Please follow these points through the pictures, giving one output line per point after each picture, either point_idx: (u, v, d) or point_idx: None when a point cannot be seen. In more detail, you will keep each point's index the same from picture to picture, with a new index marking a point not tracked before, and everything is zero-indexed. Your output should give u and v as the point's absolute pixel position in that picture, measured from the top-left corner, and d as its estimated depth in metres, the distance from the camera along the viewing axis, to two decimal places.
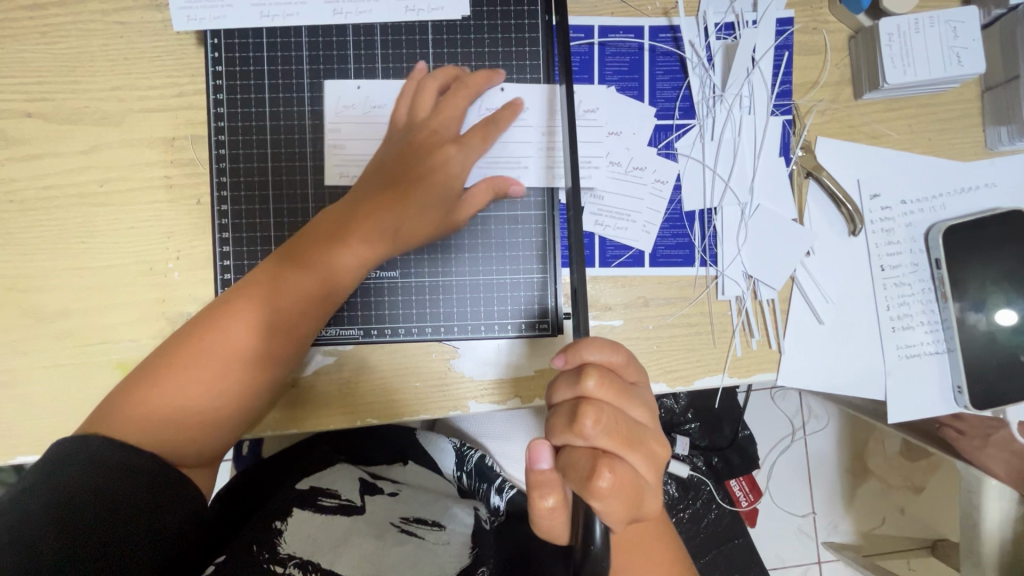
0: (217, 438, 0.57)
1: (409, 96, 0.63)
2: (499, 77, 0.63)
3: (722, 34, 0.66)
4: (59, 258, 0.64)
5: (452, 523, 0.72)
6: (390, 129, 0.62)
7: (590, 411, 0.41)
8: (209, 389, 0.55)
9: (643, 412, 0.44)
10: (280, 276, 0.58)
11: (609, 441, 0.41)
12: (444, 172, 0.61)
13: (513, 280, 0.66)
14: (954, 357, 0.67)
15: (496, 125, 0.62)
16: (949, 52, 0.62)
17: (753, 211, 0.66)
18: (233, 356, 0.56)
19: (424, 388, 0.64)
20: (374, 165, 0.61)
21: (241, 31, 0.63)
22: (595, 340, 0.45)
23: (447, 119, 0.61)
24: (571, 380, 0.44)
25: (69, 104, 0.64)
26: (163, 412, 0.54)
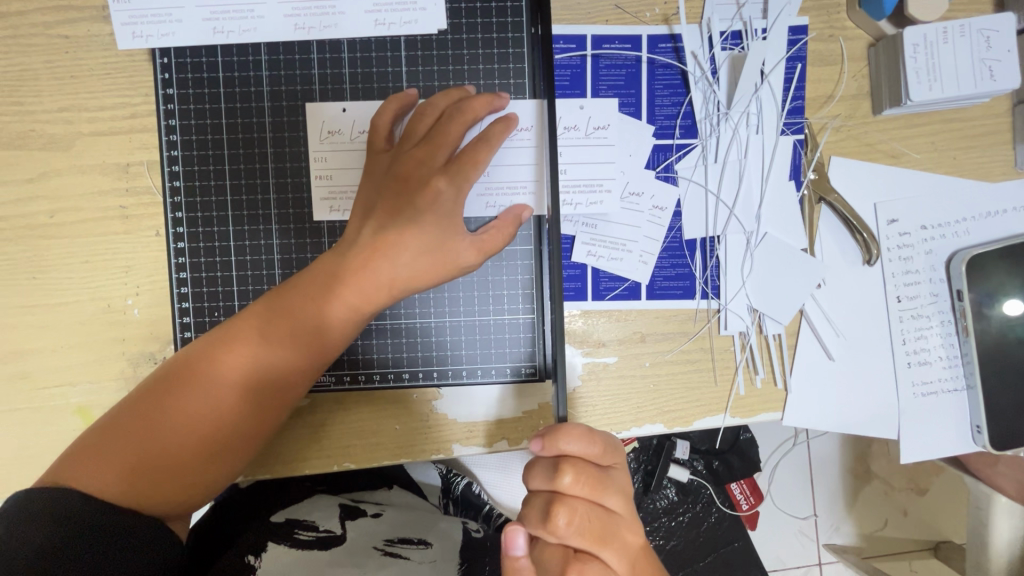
0: (193, 494, 0.52)
1: (392, 122, 0.56)
2: (501, 103, 0.55)
3: (729, 43, 0.60)
4: (12, 296, 0.59)
5: (439, 539, 0.70)
6: (373, 159, 0.56)
7: (562, 510, 0.41)
8: (186, 441, 0.51)
9: (620, 502, 0.43)
10: (263, 322, 0.53)
11: (581, 539, 0.41)
12: (436, 207, 0.53)
13: (497, 320, 0.61)
14: (974, 394, 0.62)
15: (489, 145, 0.54)
16: (980, 65, 0.56)
17: (760, 240, 0.60)
18: (213, 411, 0.52)
19: (405, 431, 0.60)
20: (362, 202, 0.56)
21: (194, 48, 0.58)
22: (574, 429, 0.43)
23: (438, 146, 0.54)
24: (547, 471, 0.43)
25: (14, 127, 0.58)
26: (132, 466, 0.50)
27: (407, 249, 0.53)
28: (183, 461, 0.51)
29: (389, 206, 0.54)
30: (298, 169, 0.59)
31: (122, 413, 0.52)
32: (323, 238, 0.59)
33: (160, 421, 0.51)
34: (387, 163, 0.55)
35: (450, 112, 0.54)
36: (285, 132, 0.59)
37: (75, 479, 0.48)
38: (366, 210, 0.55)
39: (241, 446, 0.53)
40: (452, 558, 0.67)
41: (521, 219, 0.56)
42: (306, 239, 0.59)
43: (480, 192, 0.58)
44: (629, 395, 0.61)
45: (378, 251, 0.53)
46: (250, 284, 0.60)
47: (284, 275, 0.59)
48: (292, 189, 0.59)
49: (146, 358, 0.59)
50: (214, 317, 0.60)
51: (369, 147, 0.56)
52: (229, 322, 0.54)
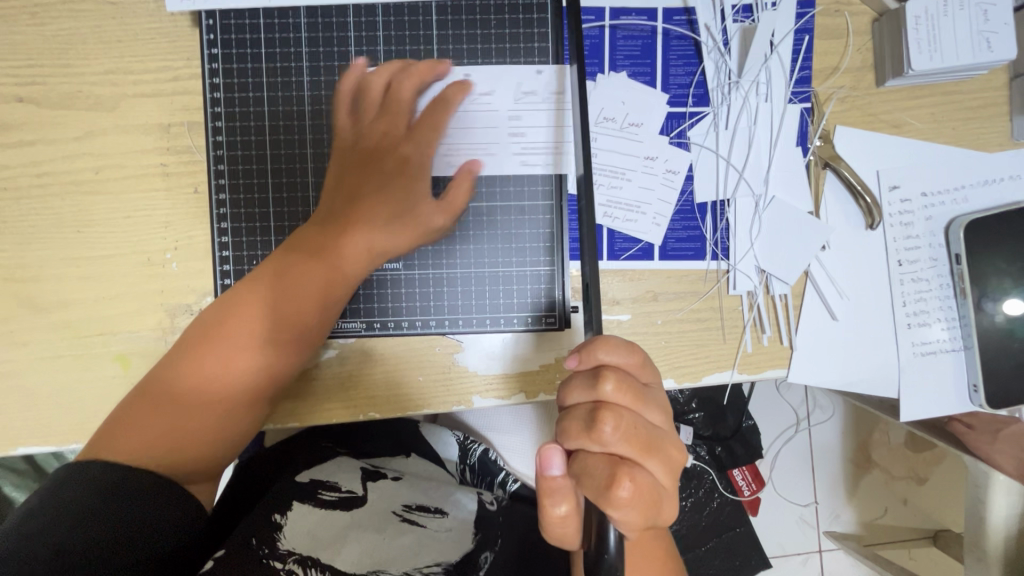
0: (229, 447, 0.57)
1: (346, 100, 0.62)
2: (446, 67, 0.62)
3: (740, 16, 0.63)
4: (56, 248, 0.62)
5: (455, 510, 0.72)
6: (339, 136, 0.62)
7: (610, 413, 0.42)
8: (216, 398, 0.56)
9: (658, 416, 0.44)
10: (274, 284, 0.58)
11: (628, 448, 0.41)
12: (406, 171, 0.62)
13: (519, 272, 0.64)
14: (971, 354, 0.65)
15: (448, 107, 0.61)
16: (979, 37, 0.59)
17: (768, 203, 0.63)
18: (242, 366, 0.56)
19: (429, 381, 0.63)
20: (335, 174, 0.62)
21: (236, 12, 0.61)
22: (611, 341, 0.45)
23: (397, 118, 0.61)
24: (588, 384, 0.44)
25: (62, 88, 0.62)
26: (173, 427, 0.54)
27: (390, 207, 0.61)
28: (210, 416, 0.55)
29: (361, 175, 0.61)
30: (334, 126, 0.62)
31: (146, 384, 0.56)
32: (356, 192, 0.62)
33: (189, 386, 0.55)
34: (352, 137, 0.62)
35: (396, 83, 0.61)
36: (323, 92, 0.62)
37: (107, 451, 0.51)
38: (343, 180, 0.61)
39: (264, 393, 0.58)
40: (468, 528, 0.69)
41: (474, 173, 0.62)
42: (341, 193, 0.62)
43: (444, 155, 0.62)
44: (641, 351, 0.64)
45: (362, 207, 0.61)
46: (286, 235, 0.63)
47: None
48: (329, 146, 0.62)
49: (183, 310, 0.63)
50: (253, 266, 0.63)
51: (331, 125, 0.62)
52: (238, 290, 0.58)
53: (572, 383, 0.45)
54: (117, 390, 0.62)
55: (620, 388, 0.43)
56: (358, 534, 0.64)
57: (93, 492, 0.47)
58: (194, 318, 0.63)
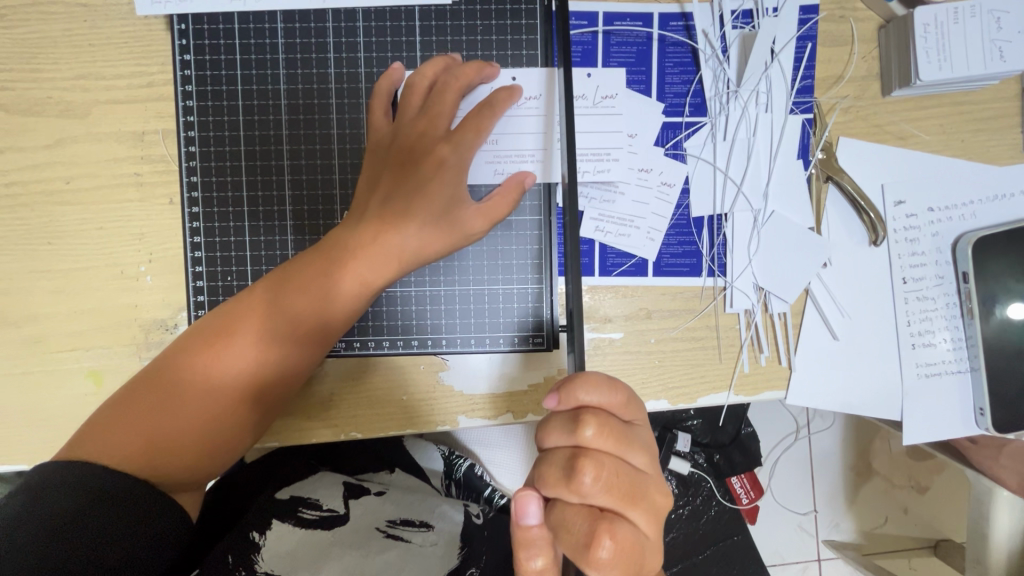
0: (206, 465, 0.54)
1: (386, 100, 0.57)
2: (492, 71, 0.57)
3: (740, 22, 0.60)
4: (26, 260, 0.60)
5: (442, 523, 0.70)
6: (375, 135, 0.57)
7: (590, 465, 0.40)
8: (200, 410, 0.52)
9: (642, 457, 0.43)
10: (276, 294, 0.54)
11: (608, 498, 0.40)
12: (441, 176, 0.54)
13: (506, 290, 0.61)
14: (978, 376, 0.63)
15: (493, 112, 0.55)
16: (991, 46, 0.56)
17: (767, 218, 0.61)
18: (233, 379, 0.53)
19: (412, 402, 0.60)
20: (368, 177, 0.56)
21: (210, 16, 0.58)
22: (591, 379, 0.43)
23: (437, 117, 0.55)
24: (567, 428, 0.42)
25: (32, 94, 0.59)
26: (149, 435, 0.51)
27: (418, 218, 0.54)
28: (195, 433, 0.52)
29: (396, 178, 0.55)
30: (313, 136, 0.59)
31: (136, 385, 0.53)
32: (335, 205, 0.60)
33: (177, 392, 0.52)
34: (390, 136, 0.56)
35: (441, 82, 0.56)
36: (300, 101, 0.59)
37: (90, 452, 0.49)
38: (374, 182, 0.56)
39: (253, 416, 0.55)
40: (454, 543, 0.67)
41: (524, 185, 0.57)
42: (319, 207, 0.60)
43: (487, 160, 0.59)
44: (633, 370, 0.61)
45: (391, 217, 0.54)
46: (261, 250, 0.60)
47: (297, 241, 0.60)
48: (307, 158, 0.60)
49: (157, 325, 0.60)
50: (227, 282, 0.60)
51: (371, 124, 0.57)
52: (241, 297, 0.56)
53: (551, 422, 0.43)
54: (89, 408, 0.60)
55: (602, 431, 0.42)
56: (341, 551, 0.62)
57: (56, 501, 0.45)
58: (169, 334, 0.60)
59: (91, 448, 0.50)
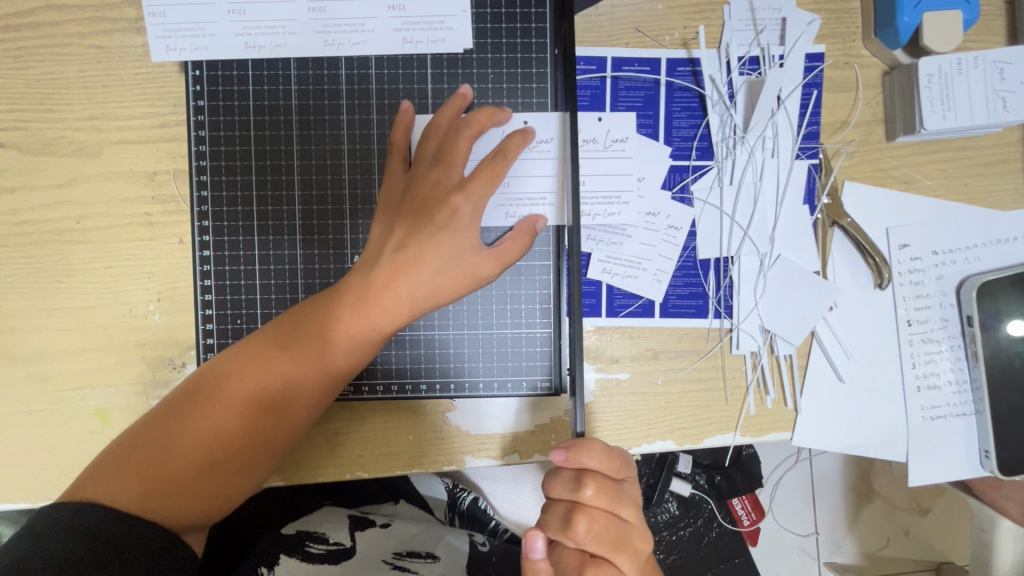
0: (214, 508, 0.54)
1: (404, 148, 0.57)
2: (505, 116, 0.57)
3: (747, 69, 0.61)
4: (35, 299, 0.60)
5: (446, 554, 0.69)
6: (389, 182, 0.57)
7: (582, 517, 0.43)
8: (209, 455, 0.52)
9: (634, 511, 0.45)
10: (289, 339, 0.54)
11: (597, 545, 0.44)
12: (453, 224, 0.54)
13: (514, 334, 0.62)
14: (983, 420, 0.63)
15: (506, 158, 0.55)
16: (994, 96, 0.57)
17: (773, 261, 0.61)
18: (243, 424, 0.53)
19: (419, 442, 0.60)
20: (381, 223, 0.56)
21: (223, 61, 0.59)
22: (596, 445, 0.44)
23: (450, 165, 0.55)
24: (569, 482, 0.44)
25: (45, 134, 0.60)
26: (158, 479, 0.51)
27: (431, 263, 0.54)
28: (203, 477, 0.52)
29: (408, 225, 0.54)
30: (324, 181, 0.60)
31: (144, 427, 0.53)
32: (346, 250, 0.60)
33: (187, 436, 0.52)
34: (405, 184, 0.56)
35: (456, 127, 0.56)
36: (311, 146, 0.60)
37: (101, 494, 0.49)
38: (387, 226, 0.56)
39: (262, 459, 0.54)
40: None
41: (535, 229, 0.57)
42: (329, 251, 0.60)
43: (499, 203, 0.59)
44: (640, 412, 0.62)
45: (402, 265, 0.54)
46: (272, 294, 0.61)
47: (307, 285, 0.60)
48: (318, 201, 0.60)
49: (166, 364, 0.60)
50: (237, 325, 0.61)
51: (387, 170, 0.57)
52: (253, 340, 0.55)
53: (555, 474, 0.46)
54: (95, 447, 0.60)
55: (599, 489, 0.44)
56: None
57: (62, 545, 0.45)
58: (177, 372, 0.60)
59: (102, 489, 0.50)
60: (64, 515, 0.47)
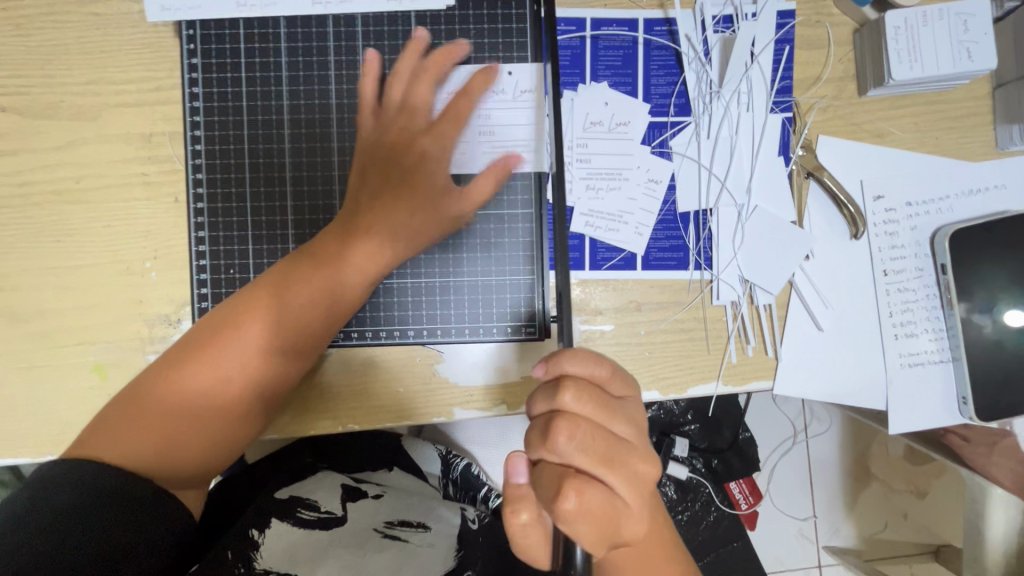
0: (219, 457, 0.56)
1: (372, 98, 0.60)
2: (461, 53, 0.61)
3: (720, 27, 0.63)
4: (34, 257, 0.62)
5: (438, 525, 0.71)
6: (360, 133, 0.61)
7: (566, 426, 0.42)
8: (207, 406, 0.54)
9: (623, 427, 0.44)
10: (274, 288, 0.56)
11: (583, 459, 0.41)
12: (423, 166, 0.60)
13: (499, 282, 0.63)
14: (960, 366, 0.64)
15: (469, 100, 0.60)
16: (959, 47, 0.59)
17: (750, 212, 0.63)
18: (239, 373, 0.55)
19: (409, 393, 0.62)
20: (357, 173, 0.60)
21: (216, 22, 0.61)
22: (577, 353, 0.45)
23: (416, 111, 0.60)
24: (551, 393, 0.44)
25: (45, 98, 0.62)
26: (158, 433, 0.53)
27: (413, 203, 0.60)
28: (198, 428, 0.54)
29: (381, 171, 0.60)
30: (314, 136, 0.62)
31: (138, 387, 0.55)
32: (335, 201, 0.62)
33: (182, 390, 0.54)
34: (374, 133, 0.60)
35: (418, 75, 0.60)
36: (301, 102, 0.62)
37: (100, 451, 0.51)
38: (360, 173, 0.60)
39: (257, 408, 0.57)
40: (452, 546, 0.68)
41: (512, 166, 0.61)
42: (319, 202, 0.62)
43: (479, 150, 0.61)
44: (625, 362, 0.63)
45: (381, 208, 0.59)
46: (264, 245, 0.62)
47: (298, 236, 0.62)
48: (308, 155, 0.62)
49: (161, 320, 0.62)
50: (230, 276, 0.62)
51: (358, 122, 0.61)
52: (239, 294, 0.57)
53: (541, 391, 0.45)
54: (94, 401, 0.61)
55: (584, 400, 0.43)
56: (338, 550, 0.62)
57: (49, 498, 0.46)
58: (173, 328, 0.62)
59: (98, 446, 0.51)
60: (63, 471, 0.48)
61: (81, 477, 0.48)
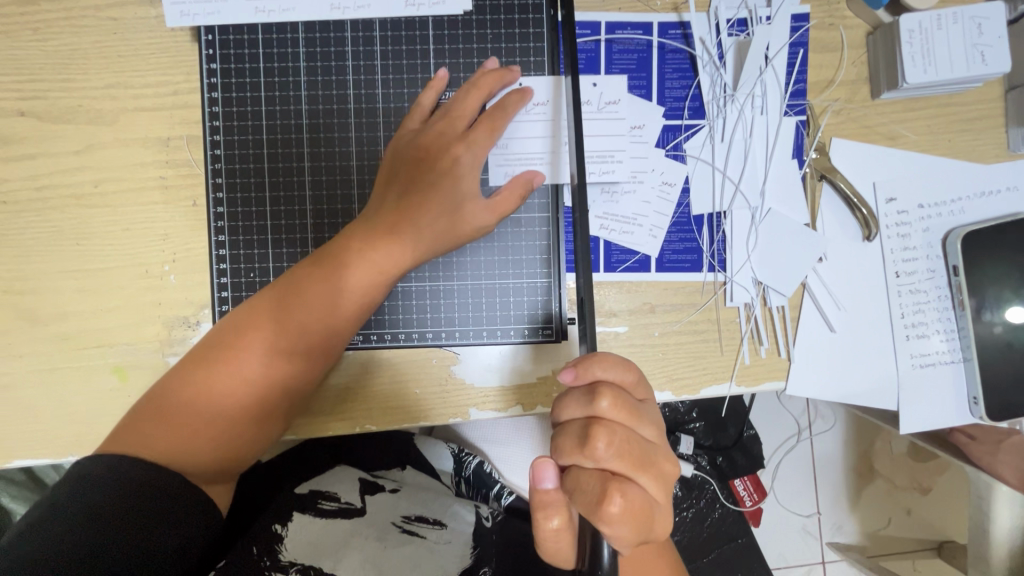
0: (235, 458, 0.56)
1: (428, 107, 0.60)
2: (511, 76, 0.59)
3: (735, 30, 0.64)
4: (54, 261, 0.63)
5: (455, 522, 0.71)
6: (401, 136, 0.60)
7: (604, 433, 0.43)
8: (228, 407, 0.55)
9: (652, 430, 0.46)
10: (301, 291, 0.56)
11: (620, 464, 0.42)
12: (455, 173, 0.58)
13: (515, 285, 0.64)
14: (971, 366, 0.65)
15: (504, 113, 0.58)
16: (973, 50, 0.59)
17: (764, 215, 0.64)
18: (261, 373, 0.55)
19: (426, 394, 0.63)
20: (385, 175, 0.59)
21: (235, 26, 0.62)
22: (606, 359, 0.46)
23: (455, 118, 0.58)
24: (584, 399, 0.45)
25: (63, 103, 0.62)
26: (179, 427, 0.53)
27: (435, 209, 0.57)
28: (215, 426, 0.54)
29: (411, 174, 0.58)
30: (332, 140, 0.62)
31: (167, 383, 0.55)
32: (353, 205, 0.63)
33: (206, 388, 0.54)
34: (412, 136, 0.59)
35: (465, 87, 0.59)
36: (319, 106, 0.62)
37: (126, 440, 0.52)
38: (389, 176, 0.59)
39: (282, 407, 0.57)
40: (467, 542, 0.68)
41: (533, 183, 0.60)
42: (337, 207, 0.63)
43: (498, 163, 0.62)
44: (639, 363, 0.64)
45: (400, 213, 0.57)
46: (284, 249, 0.63)
47: (317, 239, 0.63)
48: (326, 159, 0.63)
49: (181, 322, 0.63)
50: (250, 278, 0.63)
51: (402, 126, 0.61)
52: (265, 295, 0.58)
53: (571, 397, 0.46)
54: (114, 403, 0.62)
55: (617, 405, 0.45)
56: (359, 542, 0.63)
57: (86, 492, 0.47)
58: (192, 331, 0.63)
59: (125, 435, 0.52)
60: (93, 463, 0.49)
61: (116, 469, 0.49)
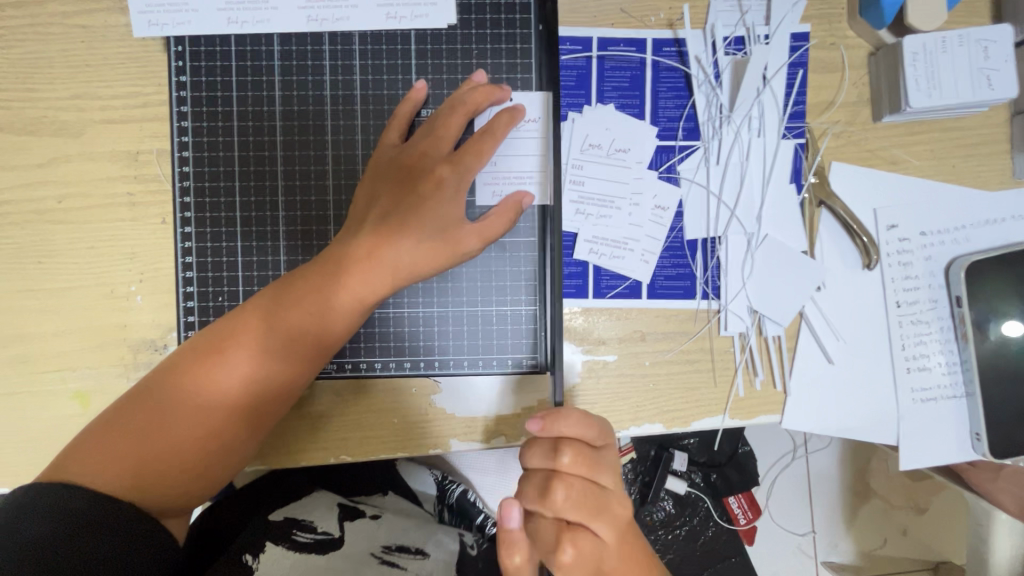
0: (193, 491, 0.52)
1: (406, 122, 0.58)
2: (502, 94, 0.57)
3: (732, 49, 0.61)
4: (14, 279, 0.59)
5: (436, 550, 0.67)
6: (381, 152, 0.57)
7: (561, 484, 0.46)
8: (187, 439, 0.51)
9: (612, 479, 0.48)
10: (272, 316, 0.54)
11: (576, 513, 0.46)
12: (438, 196, 0.54)
13: (500, 311, 0.61)
14: (973, 402, 0.62)
15: (494, 138, 0.55)
16: (979, 74, 0.57)
17: (760, 242, 0.61)
18: (225, 403, 0.52)
19: (404, 425, 0.60)
20: (366, 194, 0.56)
21: (207, 37, 0.59)
22: (571, 413, 0.48)
23: (438, 138, 0.55)
24: (547, 451, 0.47)
25: (26, 114, 0.59)
26: (132, 459, 0.50)
27: (414, 233, 0.54)
28: (172, 457, 0.51)
29: (391, 195, 0.55)
30: (308, 157, 0.60)
31: (125, 409, 0.52)
32: (329, 226, 0.60)
33: (165, 418, 0.51)
34: (393, 155, 0.57)
35: (450, 103, 0.56)
36: (295, 121, 0.60)
37: (73, 471, 0.48)
38: (369, 197, 0.56)
39: (244, 436, 0.53)
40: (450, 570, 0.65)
41: (522, 206, 0.57)
42: (313, 226, 0.60)
43: (486, 181, 0.59)
44: (629, 395, 0.61)
45: (378, 235, 0.54)
46: (254, 272, 0.60)
47: (290, 261, 0.60)
48: (300, 177, 0.60)
49: (147, 346, 0.59)
50: (218, 302, 0.60)
51: (381, 140, 0.58)
52: (234, 318, 0.54)
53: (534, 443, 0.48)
54: (74, 431, 0.59)
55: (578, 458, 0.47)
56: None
57: (33, 524, 0.43)
58: (158, 355, 0.60)
59: (74, 464, 0.49)
60: (37, 492, 0.46)
61: (64, 503, 0.46)
